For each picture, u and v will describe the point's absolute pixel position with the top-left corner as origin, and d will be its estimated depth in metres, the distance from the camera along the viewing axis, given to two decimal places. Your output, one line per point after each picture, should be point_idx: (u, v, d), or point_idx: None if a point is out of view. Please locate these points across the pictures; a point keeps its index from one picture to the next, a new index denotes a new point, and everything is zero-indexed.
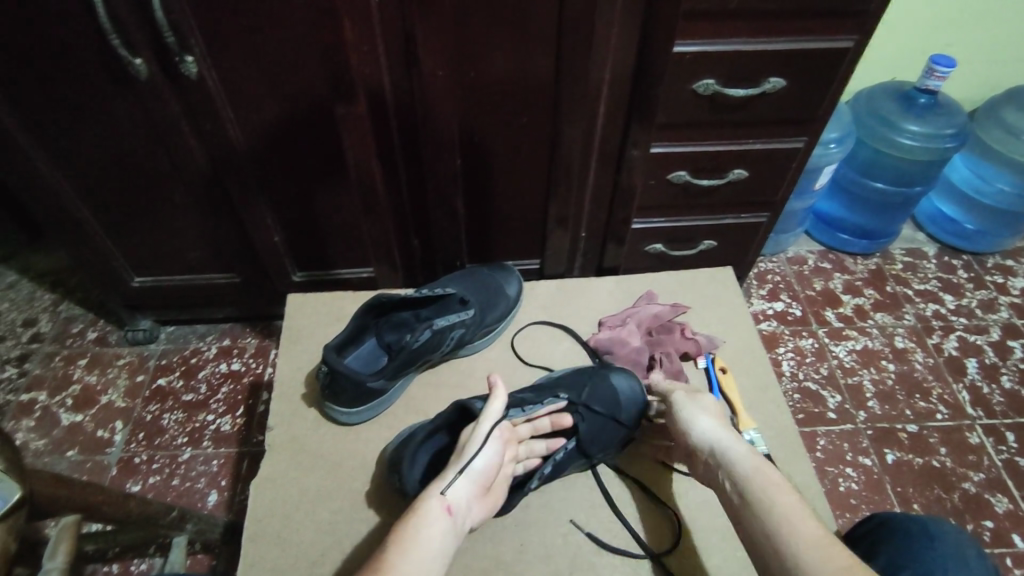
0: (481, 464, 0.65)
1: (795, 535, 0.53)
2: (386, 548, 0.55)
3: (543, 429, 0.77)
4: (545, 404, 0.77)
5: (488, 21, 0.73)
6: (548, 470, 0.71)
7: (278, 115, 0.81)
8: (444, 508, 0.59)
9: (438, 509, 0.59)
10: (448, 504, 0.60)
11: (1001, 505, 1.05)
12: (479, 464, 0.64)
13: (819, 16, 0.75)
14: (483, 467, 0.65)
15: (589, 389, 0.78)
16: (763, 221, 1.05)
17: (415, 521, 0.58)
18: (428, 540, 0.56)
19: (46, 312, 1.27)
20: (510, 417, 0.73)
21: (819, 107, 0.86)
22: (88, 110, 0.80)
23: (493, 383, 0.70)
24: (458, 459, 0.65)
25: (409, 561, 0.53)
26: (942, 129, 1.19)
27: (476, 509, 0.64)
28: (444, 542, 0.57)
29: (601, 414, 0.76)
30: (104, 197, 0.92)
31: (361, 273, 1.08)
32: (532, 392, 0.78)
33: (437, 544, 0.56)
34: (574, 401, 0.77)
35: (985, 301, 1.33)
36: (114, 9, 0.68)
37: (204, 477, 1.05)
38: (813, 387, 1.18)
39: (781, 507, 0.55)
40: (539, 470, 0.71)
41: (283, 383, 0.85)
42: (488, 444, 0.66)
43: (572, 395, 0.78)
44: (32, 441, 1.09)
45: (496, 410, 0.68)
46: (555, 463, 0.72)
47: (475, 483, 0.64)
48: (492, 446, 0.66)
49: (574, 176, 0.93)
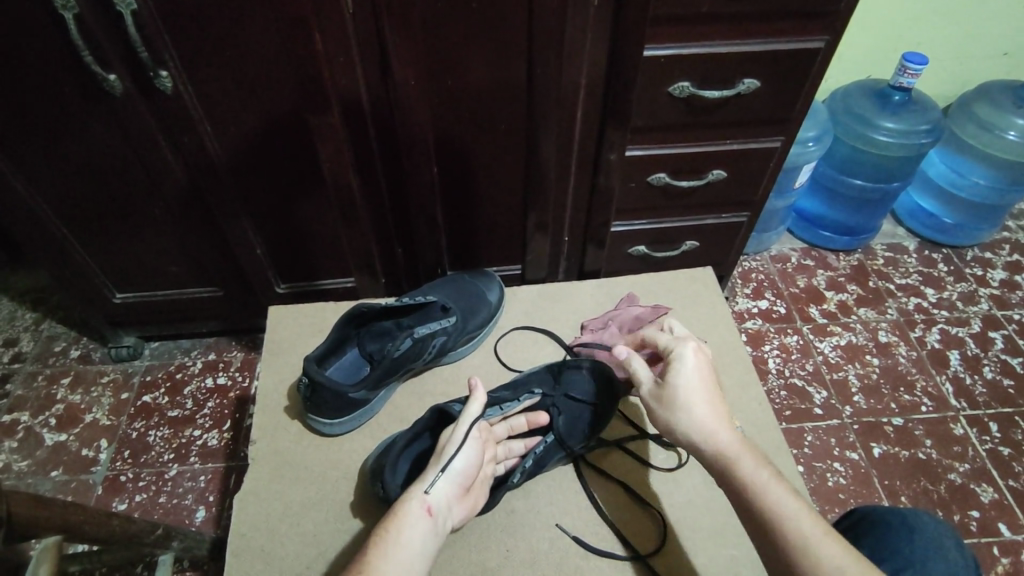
0: (461, 465, 0.65)
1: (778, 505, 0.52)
2: (366, 550, 0.56)
3: (519, 429, 0.77)
4: (521, 400, 0.77)
5: (462, 30, 0.74)
6: (530, 464, 0.72)
7: (255, 128, 0.81)
8: (425, 511, 0.59)
9: (418, 510, 0.59)
10: (428, 505, 0.60)
11: (987, 495, 1.06)
12: (458, 465, 0.65)
13: (788, 17, 0.76)
14: (464, 467, 0.65)
15: (564, 380, 0.80)
16: (743, 221, 1.06)
17: (396, 524, 0.58)
18: (411, 542, 0.57)
19: (28, 332, 1.26)
20: (487, 417, 0.74)
21: (793, 106, 0.87)
22: (62, 128, 0.79)
23: (472, 386, 0.69)
24: (437, 460, 0.65)
25: (388, 566, 0.53)
26: (917, 126, 1.21)
27: (458, 509, 0.65)
28: (426, 543, 0.58)
29: (577, 401, 0.79)
30: (82, 214, 0.92)
31: (344, 283, 1.07)
32: (508, 389, 0.78)
33: (417, 545, 0.57)
34: (550, 393, 0.79)
35: (965, 293, 1.35)
36: (86, 27, 0.68)
37: (191, 494, 1.04)
38: (799, 384, 1.19)
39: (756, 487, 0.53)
40: (521, 465, 0.72)
41: (266, 395, 0.84)
42: (468, 444, 0.66)
43: (548, 387, 0.80)
44: (15, 463, 1.08)
45: (476, 410, 0.67)
46: (537, 457, 0.73)
47: (455, 482, 0.64)
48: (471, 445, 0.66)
49: (553, 181, 0.93)
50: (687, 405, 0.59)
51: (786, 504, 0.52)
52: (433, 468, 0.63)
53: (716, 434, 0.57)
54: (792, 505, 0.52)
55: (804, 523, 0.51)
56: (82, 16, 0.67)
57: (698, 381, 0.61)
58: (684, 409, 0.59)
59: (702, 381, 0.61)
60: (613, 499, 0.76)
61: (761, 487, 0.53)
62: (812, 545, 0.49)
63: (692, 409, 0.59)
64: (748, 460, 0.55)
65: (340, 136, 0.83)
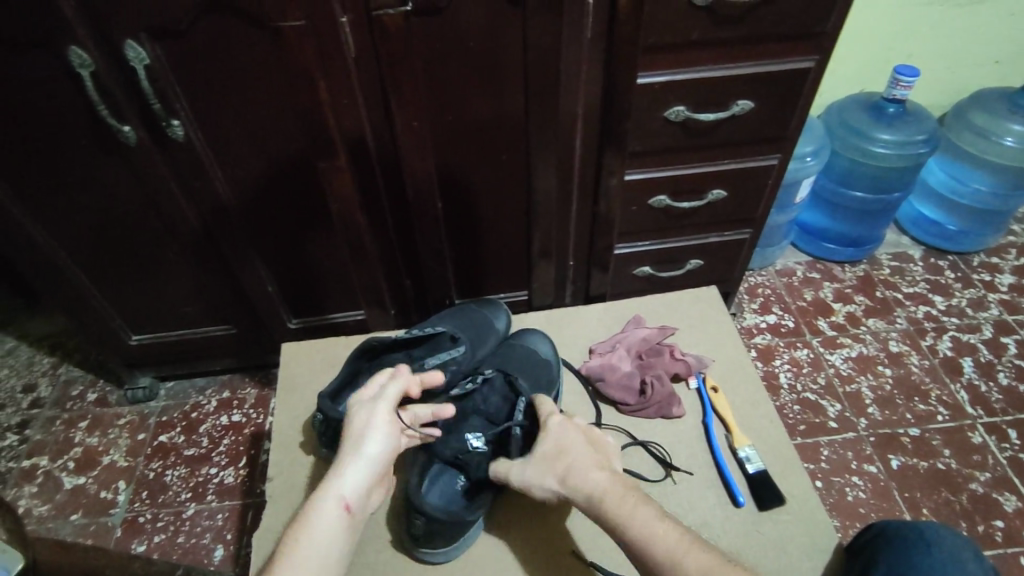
0: (378, 451, 0.64)
1: (653, 538, 0.56)
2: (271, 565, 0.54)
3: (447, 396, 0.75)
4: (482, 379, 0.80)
5: (460, 69, 0.76)
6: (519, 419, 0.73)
7: (263, 172, 0.84)
8: (342, 506, 0.58)
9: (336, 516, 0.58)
10: (346, 501, 0.59)
11: (1010, 504, 1.04)
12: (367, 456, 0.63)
13: (776, 40, 0.78)
14: (379, 445, 0.64)
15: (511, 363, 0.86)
16: (746, 238, 1.07)
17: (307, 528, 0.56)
18: (326, 543, 0.56)
19: (46, 377, 1.28)
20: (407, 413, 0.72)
21: (787, 125, 0.89)
22: (78, 179, 0.82)
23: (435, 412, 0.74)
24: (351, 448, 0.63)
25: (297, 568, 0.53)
26: (913, 136, 1.23)
27: (377, 495, 0.64)
28: (339, 546, 0.57)
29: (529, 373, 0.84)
30: (98, 259, 0.94)
31: (354, 316, 1.09)
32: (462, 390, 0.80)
33: (333, 547, 0.56)
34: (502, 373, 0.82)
35: (974, 299, 1.35)
36: (102, 82, 0.71)
37: (210, 532, 1.05)
38: (812, 398, 1.19)
39: (628, 528, 0.57)
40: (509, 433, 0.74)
41: (283, 431, 0.86)
42: (382, 432, 0.64)
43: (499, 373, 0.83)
44: (35, 508, 1.09)
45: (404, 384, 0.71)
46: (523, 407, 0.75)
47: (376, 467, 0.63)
48: (387, 432, 0.65)
49: (555, 207, 0.95)
50: (554, 461, 0.66)
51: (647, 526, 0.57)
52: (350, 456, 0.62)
53: (574, 487, 0.63)
54: (659, 526, 0.57)
55: (669, 539, 0.56)
56: (98, 72, 0.70)
57: (566, 441, 0.67)
58: (547, 465, 0.66)
59: (573, 440, 0.67)
60: None
61: (630, 516, 0.58)
62: (679, 555, 0.54)
63: (557, 468, 0.65)
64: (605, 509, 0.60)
65: (347, 175, 0.85)
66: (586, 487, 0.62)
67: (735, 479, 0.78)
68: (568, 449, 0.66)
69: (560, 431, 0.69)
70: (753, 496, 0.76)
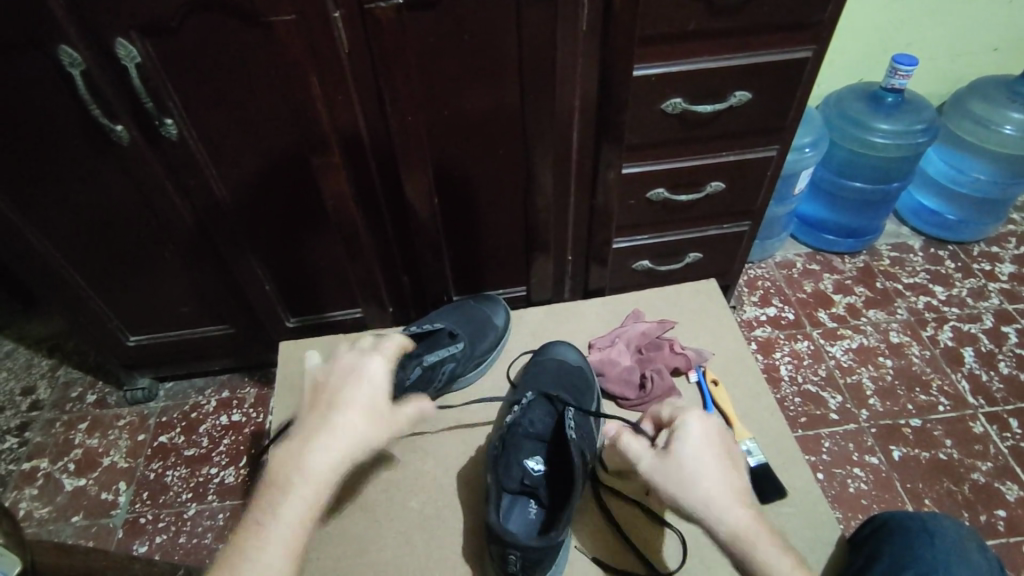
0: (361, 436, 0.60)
1: None
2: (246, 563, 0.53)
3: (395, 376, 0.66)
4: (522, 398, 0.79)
5: (455, 63, 0.76)
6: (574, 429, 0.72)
7: (258, 169, 0.83)
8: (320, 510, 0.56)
9: (305, 496, 0.55)
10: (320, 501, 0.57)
11: (1012, 493, 1.04)
12: (344, 440, 0.58)
13: (773, 30, 0.78)
14: (373, 413, 0.61)
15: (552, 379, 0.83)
16: (745, 230, 1.07)
17: (284, 489, 0.55)
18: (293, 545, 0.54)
19: (45, 379, 1.28)
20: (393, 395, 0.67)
21: (785, 116, 0.88)
22: (70, 179, 0.82)
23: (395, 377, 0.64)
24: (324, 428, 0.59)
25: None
26: (912, 126, 1.22)
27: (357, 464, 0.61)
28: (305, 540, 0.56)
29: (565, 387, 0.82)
30: (93, 260, 0.94)
31: (351, 314, 1.08)
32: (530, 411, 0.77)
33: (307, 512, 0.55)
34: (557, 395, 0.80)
35: (974, 289, 1.34)
36: (93, 81, 0.71)
37: (211, 532, 1.05)
38: (813, 390, 1.18)
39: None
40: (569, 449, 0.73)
41: (281, 431, 0.85)
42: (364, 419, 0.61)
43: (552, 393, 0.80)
44: (36, 510, 1.09)
45: (388, 350, 0.68)
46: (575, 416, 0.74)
47: (359, 446, 0.59)
48: (375, 399, 0.62)
49: (552, 202, 0.94)
50: (693, 474, 0.61)
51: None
52: (338, 416, 0.60)
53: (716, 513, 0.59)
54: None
55: None
56: (89, 72, 0.70)
57: (707, 453, 0.63)
58: (683, 478, 0.61)
59: (709, 453, 0.63)
60: (634, 522, 0.75)
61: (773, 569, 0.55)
62: None
63: (696, 482, 0.60)
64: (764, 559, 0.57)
65: (342, 173, 0.84)
66: (727, 517, 0.58)
67: None
68: (708, 465, 0.61)
69: (700, 437, 0.64)
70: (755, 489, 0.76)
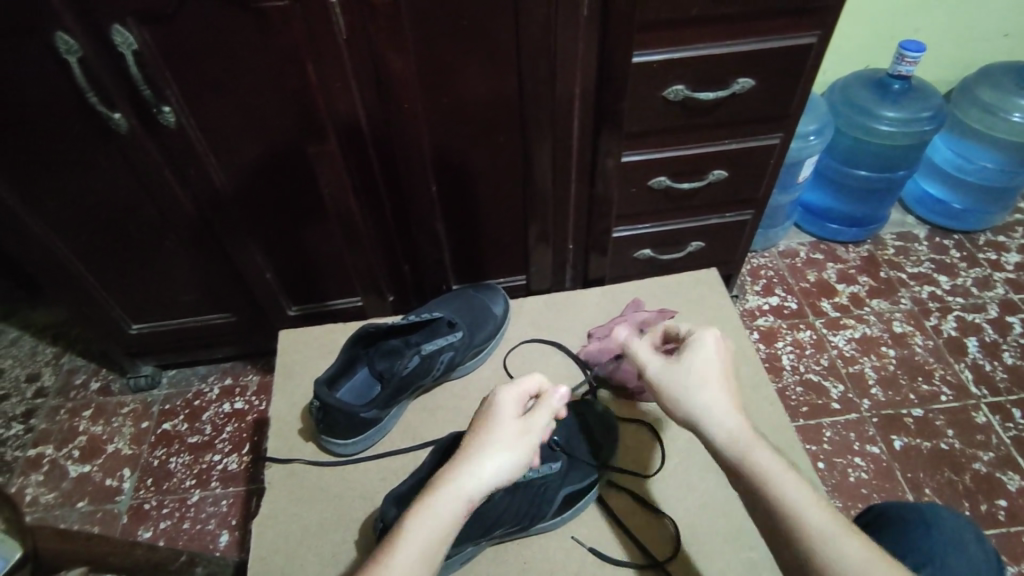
0: (515, 442, 0.57)
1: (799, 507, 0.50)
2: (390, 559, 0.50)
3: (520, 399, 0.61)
4: None
5: (454, 50, 0.75)
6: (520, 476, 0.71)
7: (257, 157, 0.83)
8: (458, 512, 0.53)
9: (458, 511, 0.53)
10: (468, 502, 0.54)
11: (1013, 483, 1.04)
12: (523, 456, 0.56)
13: (777, 16, 0.77)
14: (514, 447, 0.57)
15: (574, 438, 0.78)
16: (748, 218, 1.06)
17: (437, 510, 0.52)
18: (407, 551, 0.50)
19: (50, 366, 1.29)
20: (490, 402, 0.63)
21: (790, 103, 0.87)
22: (69, 168, 0.82)
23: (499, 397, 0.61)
24: (500, 431, 0.57)
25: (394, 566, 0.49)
26: (919, 113, 1.21)
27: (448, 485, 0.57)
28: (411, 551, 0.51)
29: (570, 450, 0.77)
30: (95, 248, 0.94)
31: (352, 303, 1.09)
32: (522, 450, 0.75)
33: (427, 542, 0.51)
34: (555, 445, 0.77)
35: (979, 279, 1.33)
36: (90, 68, 0.70)
37: (214, 518, 1.06)
38: (815, 379, 1.18)
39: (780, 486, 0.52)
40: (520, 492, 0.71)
41: (281, 419, 0.86)
42: (514, 422, 0.58)
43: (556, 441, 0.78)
44: (42, 496, 1.10)
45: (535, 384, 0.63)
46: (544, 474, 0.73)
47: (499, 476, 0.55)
48: (520, 433, 0.58)
49: (552, 191, 0.94)
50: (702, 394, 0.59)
51: (807, 507, 0.50)
52: (480, 443, 0.57)
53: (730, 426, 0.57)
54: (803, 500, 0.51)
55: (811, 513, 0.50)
56: (86, 59, 0.69)
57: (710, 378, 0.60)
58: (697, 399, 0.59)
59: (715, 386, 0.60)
60: (627, 509, 0.75)
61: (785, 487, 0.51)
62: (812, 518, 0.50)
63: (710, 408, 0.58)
64: (769, 457, 0.54)
65: (339, 161, 0.84)
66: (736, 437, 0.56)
67: None
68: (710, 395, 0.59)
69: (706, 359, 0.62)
70: None
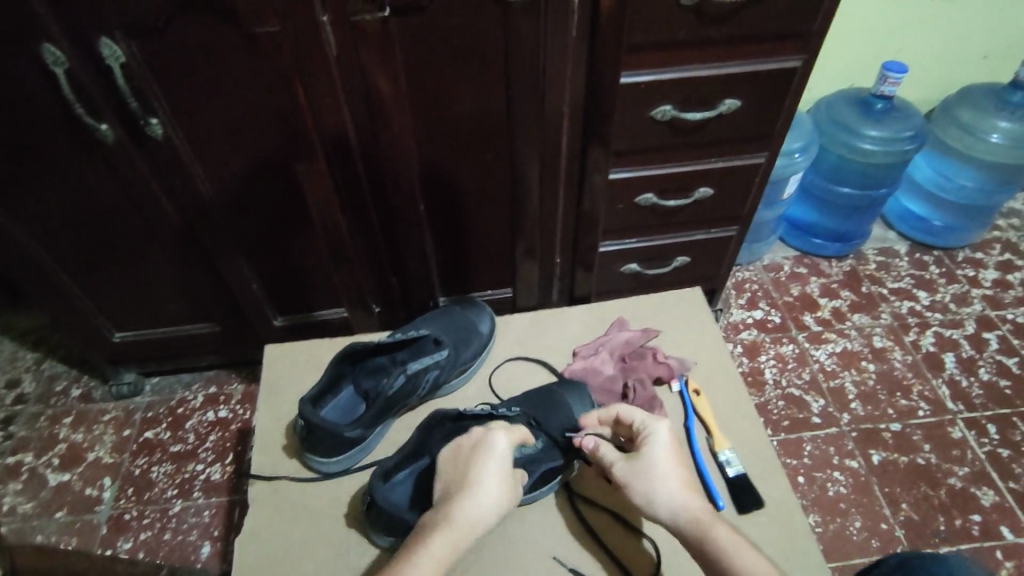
0: (500, 482, 0.66)
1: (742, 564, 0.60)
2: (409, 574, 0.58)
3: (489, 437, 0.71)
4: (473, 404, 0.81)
5: (443, 68, 0.75)
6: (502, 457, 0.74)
7: (244, 169, 0.83)
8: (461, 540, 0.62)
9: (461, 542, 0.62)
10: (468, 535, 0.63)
11: (987, 498, 1.06)
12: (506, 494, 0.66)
13: (763, 41, 0.78)
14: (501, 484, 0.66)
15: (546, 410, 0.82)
16: (733, 235, 1.07)
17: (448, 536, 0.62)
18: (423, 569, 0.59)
19: (30, 372, 1.27)
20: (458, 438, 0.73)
21: (774, 124, 0.88)
22: (53, 177, 0.81)
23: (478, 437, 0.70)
24: (487, 471, 0.67)
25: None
26: (900, 133, 1.23)
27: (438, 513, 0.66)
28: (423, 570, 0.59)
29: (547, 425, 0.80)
30: (78, 257, 0.93)
31: (339, 313, 1.08)
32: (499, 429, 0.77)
33: (448, 553, 0.61)
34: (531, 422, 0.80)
35: (958, 295, 1.36)
36: (77, 79, 0.70)
37: (196, 529, 1.05)
38: (796, 393, 1.20)
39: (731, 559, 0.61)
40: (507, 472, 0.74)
41: (265, 432, 0.85)
42: (496, 465, 0.68)
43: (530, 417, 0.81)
44: (20, 505, 1.09)
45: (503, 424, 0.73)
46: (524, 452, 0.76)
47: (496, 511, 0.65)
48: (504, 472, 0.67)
49: (540, 206, 0.95)
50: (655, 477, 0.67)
51: (738, 552, 0.61)
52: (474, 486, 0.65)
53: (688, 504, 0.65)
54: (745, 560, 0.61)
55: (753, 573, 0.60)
56: (72, 69, 0.69)
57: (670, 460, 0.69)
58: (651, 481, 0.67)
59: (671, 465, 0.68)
60: (607, 525, 0.76)
61: (732, 552, 0.61)
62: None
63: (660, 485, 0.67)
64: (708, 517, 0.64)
65: (327, 175, 0.84)
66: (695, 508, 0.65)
67: (715, 482, 0.79)
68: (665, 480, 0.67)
69: (662, 442, 0.70)
70: (733, 500, 0.77)
